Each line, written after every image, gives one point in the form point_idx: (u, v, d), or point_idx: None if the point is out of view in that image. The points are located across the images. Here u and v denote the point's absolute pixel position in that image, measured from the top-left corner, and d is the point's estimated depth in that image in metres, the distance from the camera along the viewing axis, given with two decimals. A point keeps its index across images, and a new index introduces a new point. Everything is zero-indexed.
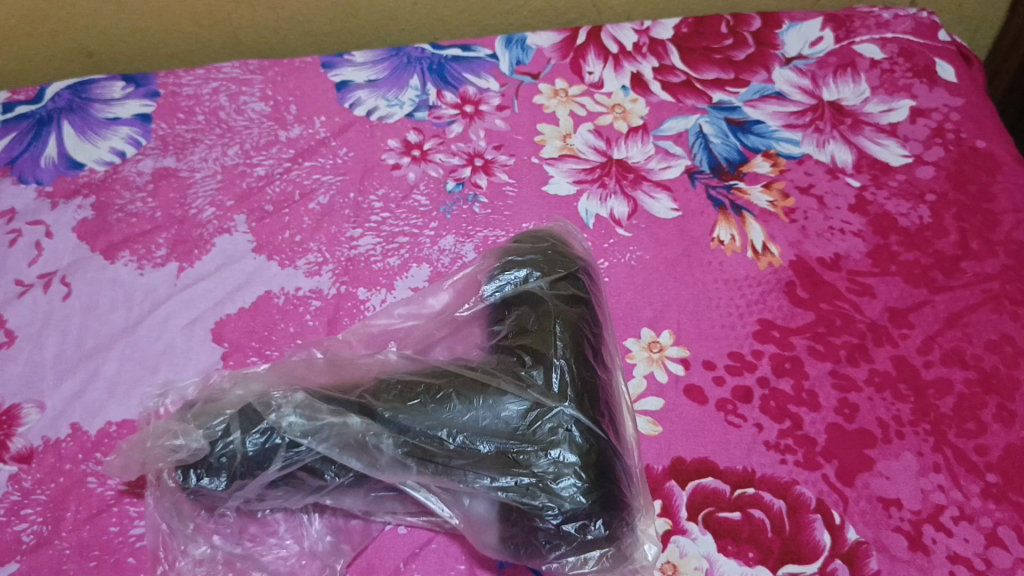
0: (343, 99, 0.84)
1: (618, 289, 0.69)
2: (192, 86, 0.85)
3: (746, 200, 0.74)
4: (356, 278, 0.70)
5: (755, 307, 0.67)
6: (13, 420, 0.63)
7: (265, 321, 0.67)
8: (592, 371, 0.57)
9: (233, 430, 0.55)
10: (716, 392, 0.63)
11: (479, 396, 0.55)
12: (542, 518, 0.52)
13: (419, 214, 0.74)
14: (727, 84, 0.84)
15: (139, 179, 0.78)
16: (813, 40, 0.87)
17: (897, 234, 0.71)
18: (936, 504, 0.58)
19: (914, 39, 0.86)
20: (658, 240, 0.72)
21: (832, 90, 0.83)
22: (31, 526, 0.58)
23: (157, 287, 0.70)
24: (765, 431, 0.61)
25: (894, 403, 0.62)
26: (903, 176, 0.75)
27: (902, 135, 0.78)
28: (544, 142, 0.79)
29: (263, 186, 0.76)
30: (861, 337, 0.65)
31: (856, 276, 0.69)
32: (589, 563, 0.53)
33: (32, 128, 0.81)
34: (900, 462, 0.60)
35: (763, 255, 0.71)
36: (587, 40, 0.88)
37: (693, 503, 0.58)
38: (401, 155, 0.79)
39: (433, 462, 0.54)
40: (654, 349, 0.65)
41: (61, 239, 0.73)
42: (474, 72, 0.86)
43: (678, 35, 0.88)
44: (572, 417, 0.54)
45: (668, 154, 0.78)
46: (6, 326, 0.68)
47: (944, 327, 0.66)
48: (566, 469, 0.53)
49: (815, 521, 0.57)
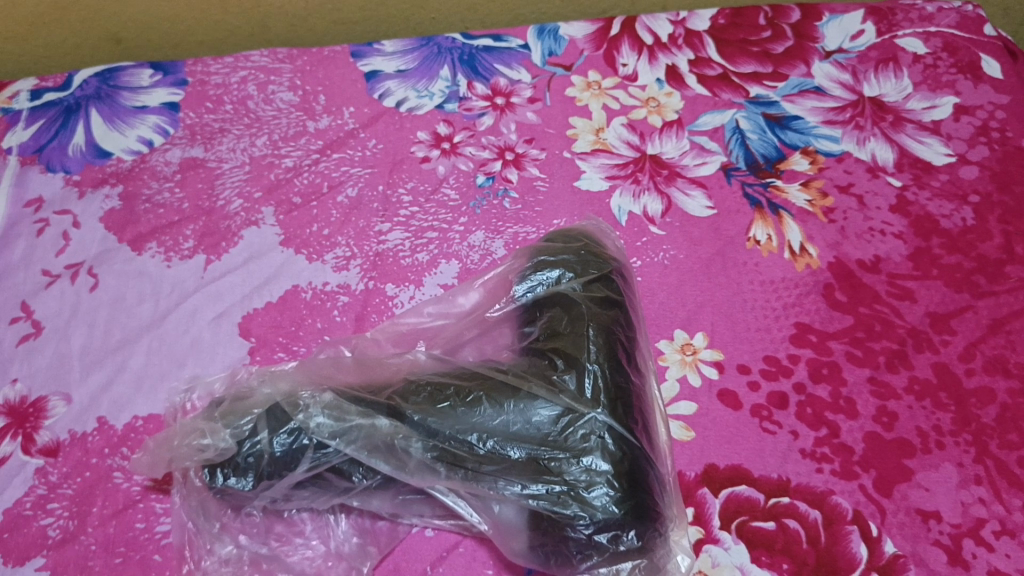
0: (372, 89, 0.82)
1: (650, 288, 0.68)
2: (220, 75, 0.84)
3: (783, 199, 0.73)
4: (384, 274, 0.69)
5: (792, 310, 0.66)
6: (39, 412, 0.63)
7: (292, 316, 0.67)
8: (626, 376, 0.56)
9: (261, 430, 0.55)
10: (751, 397, 0.62)
11: (510, 400, 0.54)
12: (573, 528, 0.51)
13: (449, 209, 0.73)
14: (765, 78, 0.82)
15: (166, 169, 0.77)
16: (854, 33, 0.85)
17: (939, 236, 0.69)
18: (977, 518, 0.56)
19: (960, 33, 0.84)
20: (692, 239, 0.70)
21: (873, 86, 0.80)
22: (58, 521, 0.58)
23: (184, 280, 0.69)
24: (801, 439, 0.60)
25: (934, 412, 0.61)
26: (946, 176, 0.73)
27: (945, 133, 0.76)
28: (576, 136, 0.78)
29: (292, 177, 0.76)
30: (901, 343, 0.64)
31: (897, 279, 0.67)
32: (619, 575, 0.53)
33: (60, 116, 0.81)
34: (940, 473, 0.58)
35: (800, 256, 0.69)
36: (621, 30, 0.86)
37: (726, 511, 0.57)
38: (430, 148, 0.77)
39: (463, 468, 0.53)
40: (687, 351, 0.64)
41: (88, 229, 0.73)
42: (506, 63, 0.84)
43: (714, 26, 0.86)
44: (605, 424, 0.53)
45: (703, 150, 0.76)
46: (33, 317, 0.68)
47: (987, 334, 0.64)
48: (598, 477, 0.52)
49: (851, 533, 0.56)
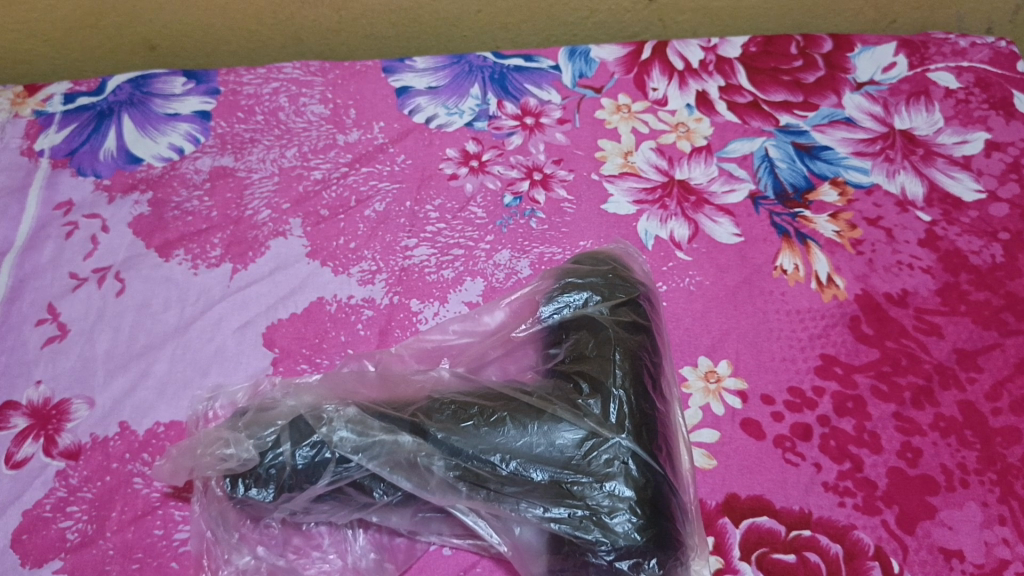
0: (403, 105, 0.83)
1: (676, 314, 0.68)
2: (253, 85, 0.84)
3: (811, 229, 0.72)
4: (409, 289, 0.69)
5: (818, 340, 0.66)
6: (62, 415, 0.63)
7: (317, 328, 0.67)
8: (651, 403, 0.56)
9: (283, 442, 0.55)
10: (774, 427, 0.61)
11: (534, 421, 0.54)
12: (594, 553, 0.51)
13: (475, 226, 0.73)
14: (795, 107, 0.82)
15: (197, 177, 0.77)
16: (885, 65, 0.85)
17: (967, 272, 0.69)
18: (1000, 559, 0.56)
19: (992, 69, 0.83)
20: (718, 266, 0.70)
21: (904, 119, 0.80)
22: (77, 524, 0.58)
23: (210, 288, 0.70)
24: (824, 472, 0.59)
25: (958, 449, 0.60)
26: (976, 212, 0.73)
27: (976, 168, 0.76)
28: (605, 159, 0.78)
29: (320, 190, 0.76)
30: (927, 378, 0.63)
31: (924, 314, 0.67)
32: None
33: (93, 120, 0.81)
34: (964, 512, 0.58)
35: (827, 286, 0.69)
36: (653, 54, 0.86)
37: (746, 542, 0.56)
38: (459, 166, 0.77)
39: (486, 488, 0.53)
40: (711, 379, 0.64)
41: (117, 234, 0.73)
42: (536, 83, 0.84)
43: (746, 54, 0.86)
44: (629, 450, 0.53)
45: (731, 177, 0.76)
46: (59, 319, 0.68)
47: (1014, 373, 0.64)
48: (621, 503, 0.51)
49: (872, 569, 0.55)
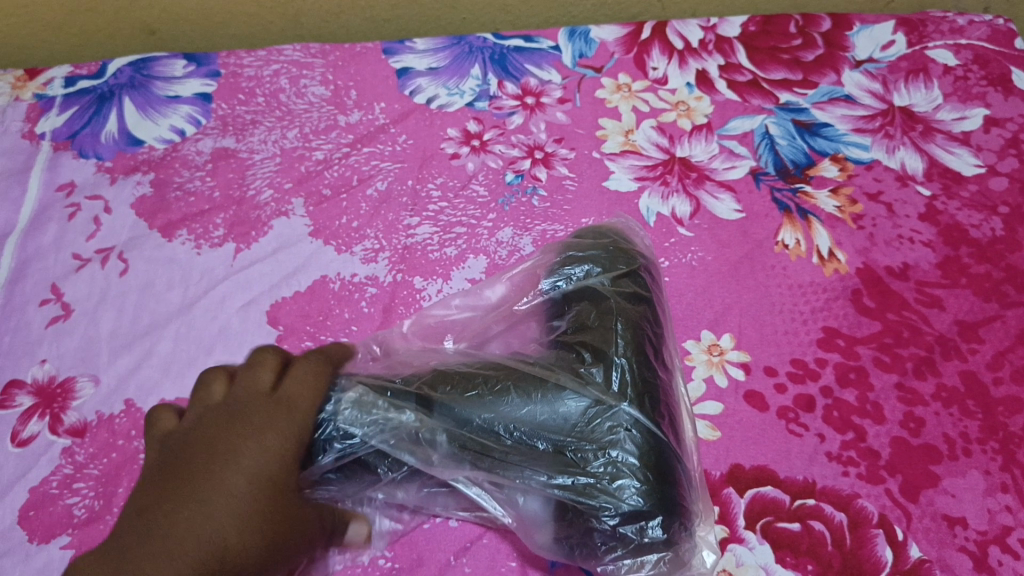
0: (403, 86, 0.83)
1: (678, 289, 0.68)
2: (254, 67, 0.84)
3: (812, 205, 0.73)
4: (412, 267, 0.69)
5: (820, 314, 0.66)
6: (67, 393, 0.63)
7: (320, 306, 0.67)
8: (653, 371, 0.56)
9: None
10: (778, 399, 0.62)
11: (538, 391, 0.54)
12: (598, 519, 0.51)
13: (478, 205, 0.73)
14: (794, 85, 0.82)
15: (198, 158, 0.77)
16: (884, 43, 0.85)
17: (968, 245, 0.69)
18: (1003, 525, 0.56)
19: (990, 47, 0.84)
20: (720, 241, 0.70)
21: (903, 96, 0.81)
22: (83, 500, 0.58)
23: (214, 268, 0.70)
24: (827, 442, 0.60)
25: (960, 419, 0.60)
26: (975, 186, 0.73)
27: (975, 144, 0.76)
28: (606, 137, 0.78)
29: (322, 170, 0.76)
30: (929, 349, 0.64)
31: (925, 287, 0.67)
32: (645, 567, 0.52)
33: (94, 103, 0.81)
34: (967, 480, 0.58)
35: (829, 261, 0.69)
36: (652, 34, 0.86)
37: (751, 511, 0.57)
38: (460, 145, 0.78)
39: (490, 457, 0.53)
40: (714, 352, 0.64)
41: (119, 215, 0.73)
42: (537, 63, 0.85)
43: (745, 33, 0.86)
44: (632, 418, 0.53)
45: (732, 154, 0.76)
46: (63, 299, 0.68)
47: (1015, 343, 0.64)
48: (624, 470, 0.51)
49: (877, 536, 0.56)
